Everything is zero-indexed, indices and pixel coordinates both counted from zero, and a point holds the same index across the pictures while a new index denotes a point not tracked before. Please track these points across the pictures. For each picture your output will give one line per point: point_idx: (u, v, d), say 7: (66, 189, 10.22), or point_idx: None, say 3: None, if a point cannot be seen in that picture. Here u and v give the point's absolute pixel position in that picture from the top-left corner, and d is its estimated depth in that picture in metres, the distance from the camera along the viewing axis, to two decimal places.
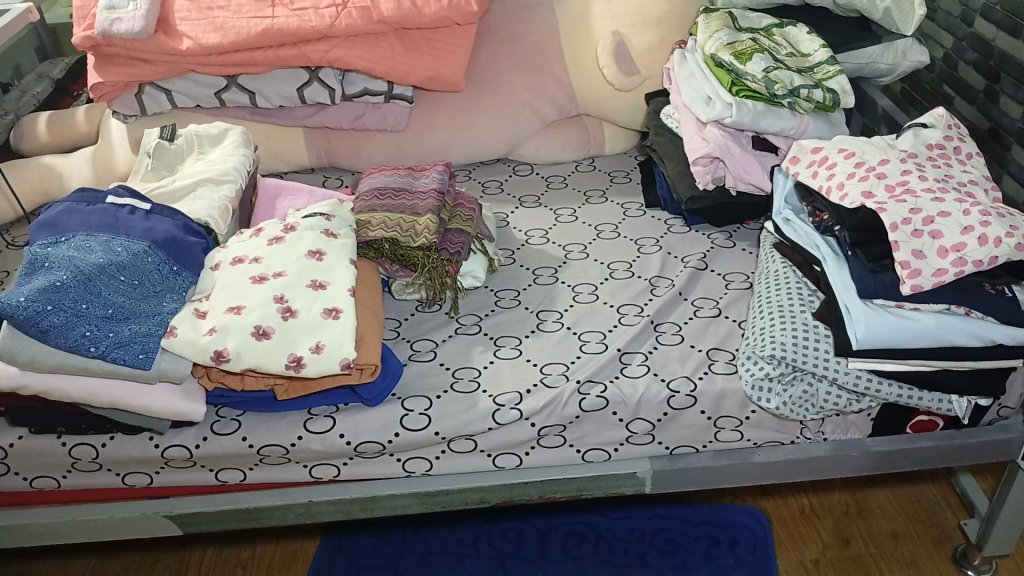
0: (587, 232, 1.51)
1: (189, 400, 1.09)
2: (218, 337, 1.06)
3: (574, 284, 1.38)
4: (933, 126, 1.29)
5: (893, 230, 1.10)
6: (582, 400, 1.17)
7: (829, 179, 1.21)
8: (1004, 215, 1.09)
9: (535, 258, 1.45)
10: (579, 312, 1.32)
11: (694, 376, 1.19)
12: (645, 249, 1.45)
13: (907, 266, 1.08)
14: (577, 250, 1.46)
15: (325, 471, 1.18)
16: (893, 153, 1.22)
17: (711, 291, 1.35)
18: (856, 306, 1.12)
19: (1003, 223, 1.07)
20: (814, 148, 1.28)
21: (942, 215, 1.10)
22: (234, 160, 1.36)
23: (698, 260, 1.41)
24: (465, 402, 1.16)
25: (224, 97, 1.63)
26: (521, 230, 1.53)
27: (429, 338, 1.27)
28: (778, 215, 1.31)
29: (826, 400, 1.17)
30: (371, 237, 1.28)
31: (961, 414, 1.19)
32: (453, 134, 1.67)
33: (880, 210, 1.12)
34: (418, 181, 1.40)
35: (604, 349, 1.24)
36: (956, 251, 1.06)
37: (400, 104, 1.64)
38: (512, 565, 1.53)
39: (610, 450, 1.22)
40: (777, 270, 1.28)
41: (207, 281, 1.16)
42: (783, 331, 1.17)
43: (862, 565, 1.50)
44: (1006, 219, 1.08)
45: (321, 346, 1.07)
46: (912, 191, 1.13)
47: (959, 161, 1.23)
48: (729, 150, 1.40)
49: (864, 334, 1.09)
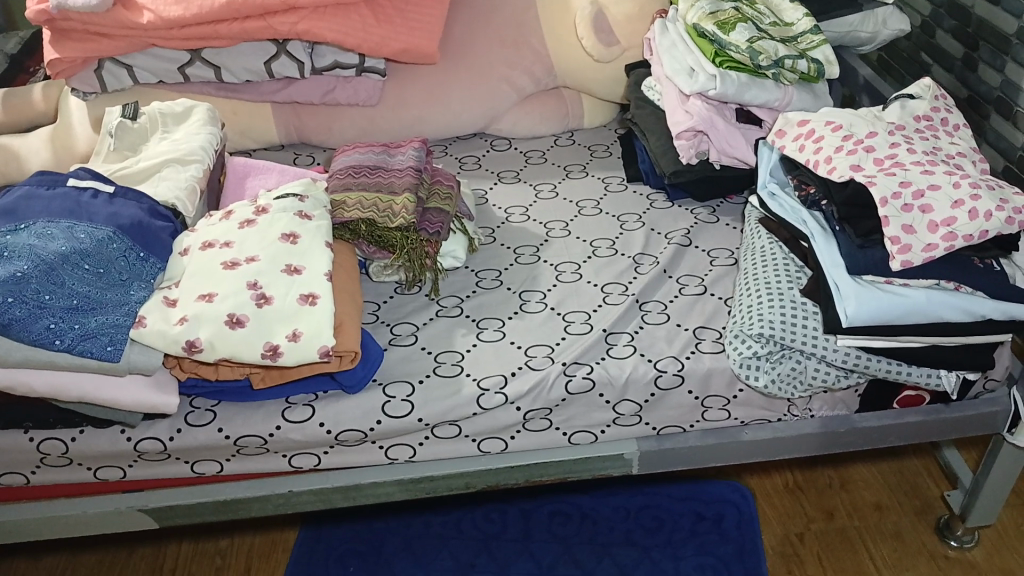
0: (568, 209, 1.48)
1: (161, 391, 1.04)
2: (190, 326, 1.02)
3: (556, 262, 1.35)
4: (921, 95, 1.26)
5: (884, 204, 1.08)
6: (568, 382, 1.14)
7: (816, 153, 1.19)
8: (993, 188, 1.08)
9: (515, 236, 1.42)
10: (561, 291, 1.29)
11: (681, 356, 1.17)
12: (627, 225, 1.43)
13: (896, 241, 1.06)
14: (558, 227, 1.43)
15: (305, 460, 1.14)
16: (881, 125, 1.19)
17: (696, 268, 1.33)
18: (846, 284, 1.10)
19: (994, 197, 1.06)
20: (800, 121, 1.25)
21: (932, 187, 1.08)
22: (200, 139, 1.30)
23: (682, 237, 1.38)
24: (449, 387, 1.13)
25: (188, 72, 1.56)
26: (500, 207, 1.49)
27: (409, 321, 1.24)
28: (763, 188, 1.29)
29: (814, 377, 1.16)
30: (346, 218, 1.23)
31: (952, 393, 1.16)
32: (429, 108, 1.62)
33: (869, 184, 1.10)
34: (394, 158, 1.35)
35: (589, 329, 1.22)
36: (946, 226, 1.06)
37: (372, 77, 1.59)
38: (498, 546, 1.51)
39: (596, 432, 1.20)
40: (764, 246, 1.26)
41: (176, 266, 1.10)
42: (772, 309, 1.15)
43: (847, 538, 1.51)
44: (995, 192, 1.07)
45: (298, 333, 1.03)
46: (901, 165, 1.12)
47: (946, 133, 1.21)
48: (712, 123, 1.36)
49: (854, 311, 1.07)
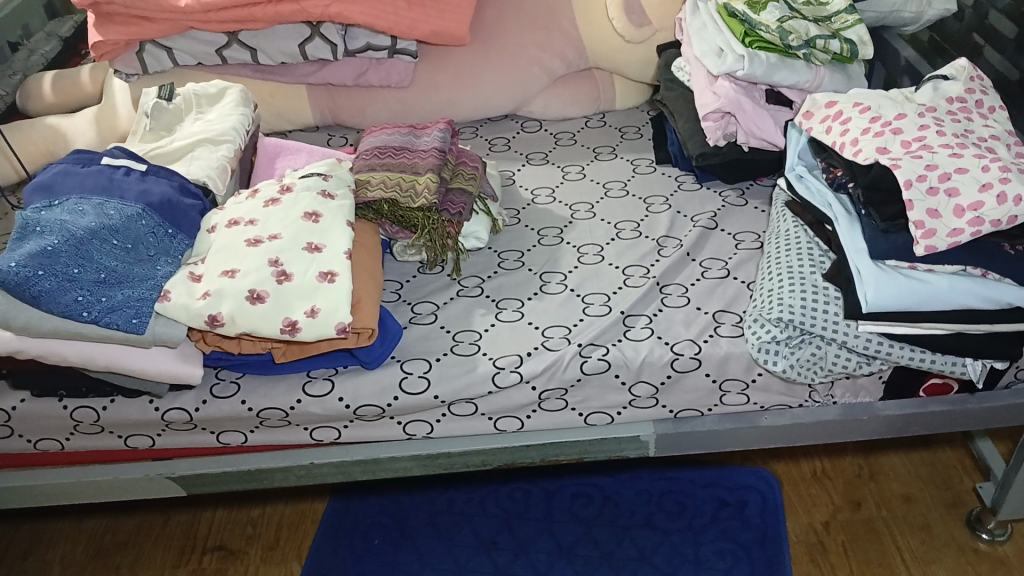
0: (595, 190, 1.48)
1: (186, 363, 1.08)
2: (212, 301, 1.05)
3: (579, 245, 1.35)
4: (956, 76, 1.23)
5: (908, 187, 1.06)
6: (583, 363, 1.15)
7: (843, 135, 1.17)
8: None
9: (540, 218, 1.42)
10: (582, 272, 1.30)
11: (699, 339, 1.17)
12: (653, 208, 1.42)
13: (921, 226, 1.04)
14: (584, 209, 1.43)
15: (325, 434, 1.17)
16: (911, 107, 1.16)
17: (720, 252, 1.32)
18: (867, 268, 1.08)
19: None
20: (828, 102, 1.22)
21: (959, 171, 1.06)
22: (232, 120, 1.34)
23: (708, 220, 1.37)
24: (465, 364, 1.14)
25: (225, 54, 1.59)
26: (527, 188, 1.50)
27: (430, 301, 1.25)
28: (790, 171, 1.29)
29: (834, 362, 1.14)
30: (370, 198, 1.26)
31: (978, 383, 1.12)
32: (460, 90, 1.63)
33: (894, 167, 1.08)
34: (419, 139, 1.37)
35: (608, 311, 1.22)
36: (973, 210, 1.03)
37: (404, 59, 1.60)
38: (520, 525, 1.53)
39: (612, 413, 1.20)
40: (788, 230, 1.25)
41: (204, 243, 1.14)
42: (791, 293, 1.14)
43: (873, 529, 1.49)
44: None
45: (316, 309, 1.05)
46: (929, 148, 1.09)
47: (979, 114, 1.17)
48: (740, 104, 1.34)
49: (875, 296, 1.06)
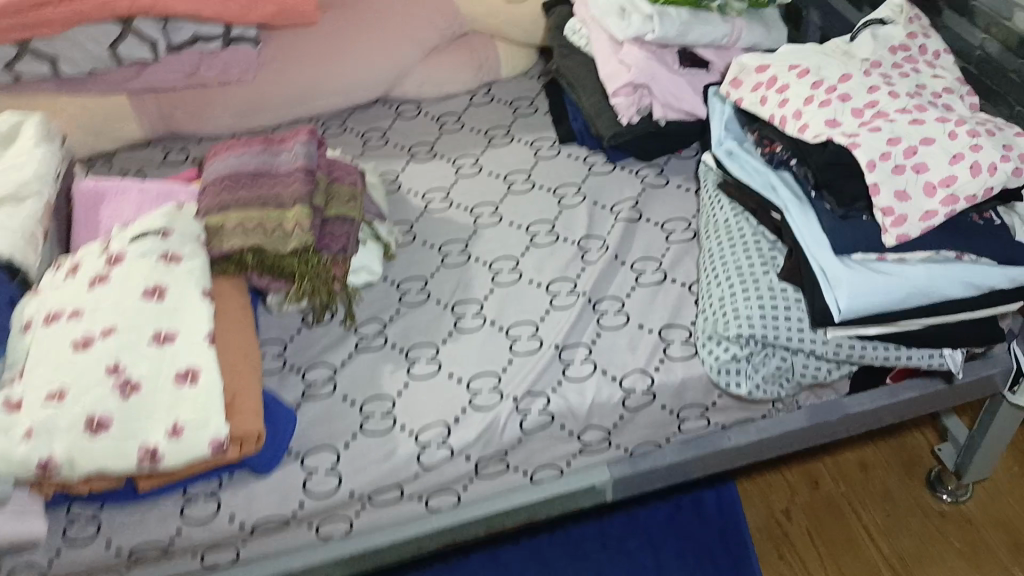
0: (496, 186, 1.28)
1: (25, 519, 0.83)
2: (38, 443, 0.80)
3: (491, 261, 1.17)
4: (893, 21, 1.07)
5: (870, 170, 0.89)
6: (522, 421, 0.98)
7: (782, 107, 0.99)
8: (995, 133, 0.91)
9: (439, 231, 1.22)
10: (500, 297, 1.12)
11: (650, 368, 1.01)
12: (566, 201, 1.24)
13: (889, 213, 0.89)
14: (488, 212, 1.25)
15: (220, 556, 0.95)
16: (855, 65, 1.00)
17: (652, 248, 1.15)
18: (833, 267, 0.93)
19: (999, 146, 0.89)
20: (759, 67, 1.04)
21: (924, 140, 0.90)
22: (34, 165, 1.04)
23: (631, 211, 1.20)
24: (382, 448, 0.95)
25: (17, 68, 1.24)
26: (416, 193, 1.29)
27: (325, 363, 1.05)
28: (718, 146, 1.10)
29: (803, 372, 1.00)
30: (225, 251, 1.01)
31: (955, 373, 1.01)
32: (319, 77, 1.37)
33: (851, 146, 0.91)
34: (278, 158, 1.12)
35: (538, 346, 1.04)
36: (945, 186, 0.88)
37: (243, 48, 1.33)
38: (464, 569, 1.37)
39: (562, 465, 1.04)
40: (727, 219, 1.08)
41: (16, 350, 0.89)
42: (747, 302, 0.98)
43: (835, 507, 1.40)
44: (998, 138, 0.90)
45: (180, 426, 0.82)
46: (885, 116, 0.93)
47: (927, 64, 1.02)
48: (654, 73, 1.14)
49: (848, 302, 0.90)
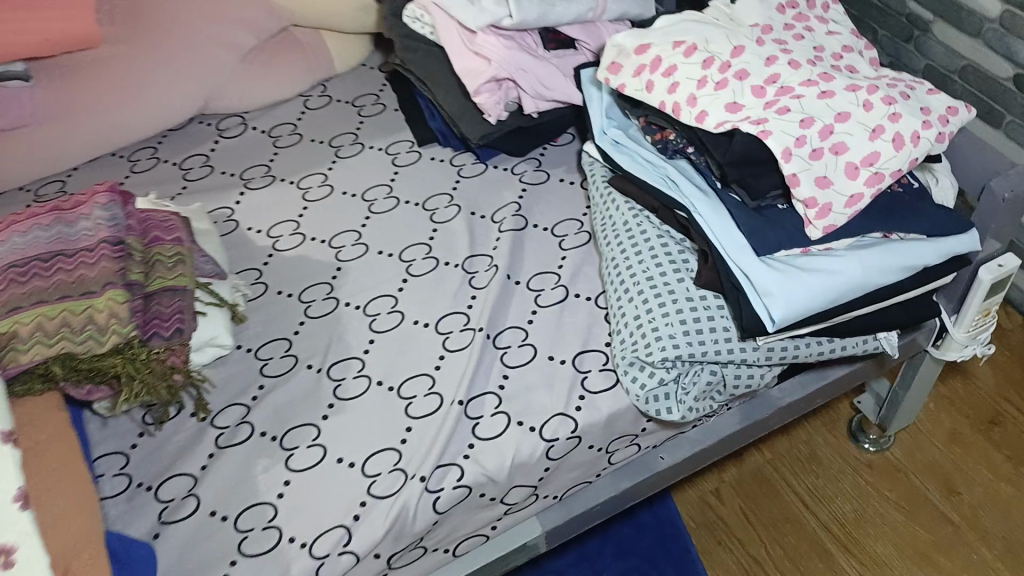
0: (356, 209, 1.10)
1: None
2: None
3: (366, 304, 1.00)
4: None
5: (787, 160, 0.79)
6: (435, 501, 0.83)
7: (673, 93, 0.87)
8: (906, 97, 0.83)
9: (296, 275, 1.04)
10: (382, 348, 0.95)
11: (570, 409, 0.88)
12: (439, 216, 1.08)
13: (812, 204, 0.80)
14: (351, 242, 1.07)
15: None
16: (744, 33, 0.88)
17: (546, 261, 1.02)
18: (758, 271, 0.82)
19: (914, 113, 0.81)
20: (638, 47, 0.90)
21: (839, 116, 0.81)
22: None
23: (514, 219, 1.06)
24: (272, 570, 0.79)
25: None
26: (260, 230, 1.09)
27: (184, 471, 0.86)
28: (602, 137, 0.98)
29: (736, 383, 0.90)
30: (25, 366, 0.80)
31: (891, 353, 0.93)
32: (110, 108, 1.13)
33: (762, 134, 0.80)
34: (76, 229, 0.92)
35: (438, 404, 0.89)
36: (868, 165, 0.79)
37: (13, 86, 1.08)
38: None
39: (488, 531, 0.91)
40: (627, 221, 0.96)
41: None
42: (667, 320, 0.87)
43: (765, 480, 1.35)
44: (910, 103, 0.82)
45: None
46: (790, 91, 0.83)
47: (818, 19, 0.93)
48: (517, 63, 0.98)
49: (782, 310, 0.80)
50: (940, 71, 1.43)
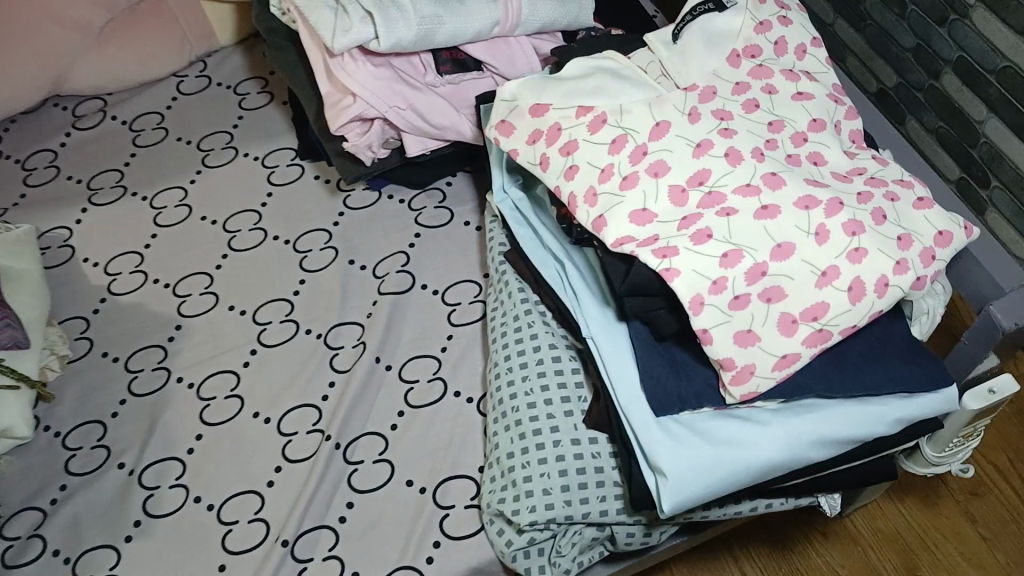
0: (214, 243, 0.90)
1: None
2: None
3: (202, 383, 0.81)
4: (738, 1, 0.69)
5: (696, 312, 0.58)
6: None
7: (571, 181, 0.64)
8: (881, 218, 0.60)
9: (127, 334, 0.85)
10: (210, 448, 0.77)
11: (420, 561, 0.69)
12: (310, 262, 0.88)
13: (728, 365, 0.59)
14: (200, 289, 0.87)
15: None
16: (676, 99, 0.65)
17: (425, 340, 0.81)
18: (652, 436, 0.62)
19: (885, 248, 0.58)
20: (535, 105, 0.67)
21: (780, 248, 0.58)
22: None
23: (399, 278, 0.85)
24: None
25: None
26: (99, 265, 0.90)
27: None
28: (499, 194, 0.76)
29: (630, 542, 0.71)
30: None
31: (828, 511, 0.76)
32: None
33: (668, 271, 0.58)
34: None
35: (262, 536, 0.72)
36: (810, 320, 0.58)
37: None
38: None
39: None
40: (518, 312, 0.75)
41: None
42: (542, 470, 0.67)
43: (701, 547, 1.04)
44: (884, 230, 0.59)
45: None
46: (720, 203, 0.60)
47: (787, 72, 0.67)
48: (392, 97, 0.75)
49: (675, 497, 0.60)
50: (973, 67, 1.11)
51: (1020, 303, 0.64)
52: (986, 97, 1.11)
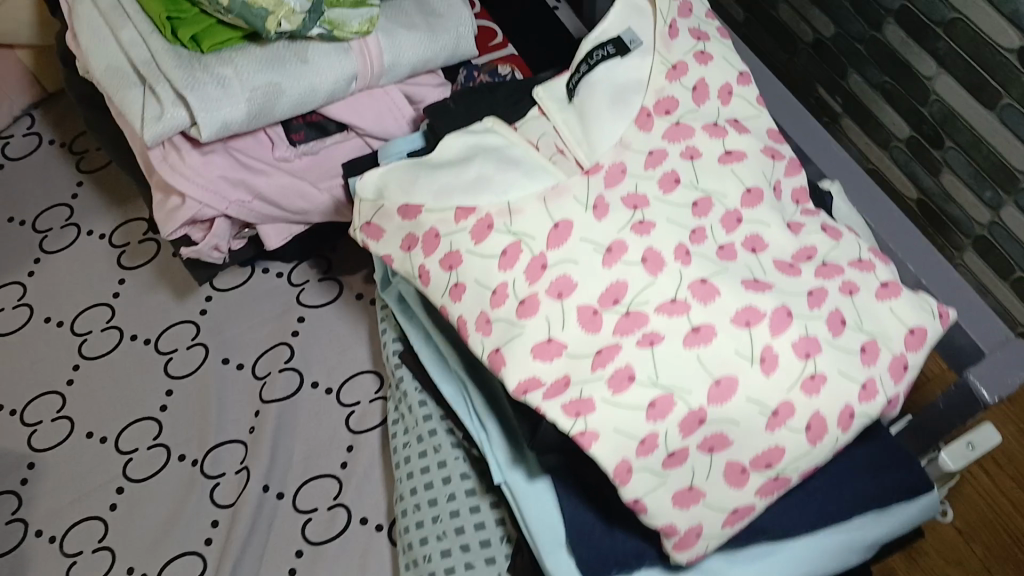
0: (65, 355, 0.78)
1: None
2: None
3: (62, 534, 0.70)
4: (642, 42, 0.56)
5: (623, 480, 0.46)
6: None
7: (459, 303, 0.51)
8: (838, 325, 0.48)
9: None
10: None
11: None
12: (178, 368, 0.76)
13: (670, 531, 0.48)
14: (50, 413, 0.76)
15: None
16: (578, 188, 0.51)
17: (322, 454, 0.71)
18: None
19: (848, 369, 0.48)
20: (404, 205, 0.53)
21: (719, 386, 0.46)
22: None
23: (287, 377, 0.74)
24: None
25: None
26: None
27: None
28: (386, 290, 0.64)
29: None
30: None
31: None
32: None
33: (586, 434, 0.46)
34: None
35: None
36: (763, 467, 0.48)
37: None
38: None
39: None
40: (421, 431, 0.63)
41: None
42: None
43: None
44: (845, 343, 0.48)
45: None
46: (645, 329, 0.47)
47: (712, 125, 0.54)
48: (232, 190, 0.61)
49: None
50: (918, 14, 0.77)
51: (1004, 368, 0.55)
52: (934, 50, 0.77)
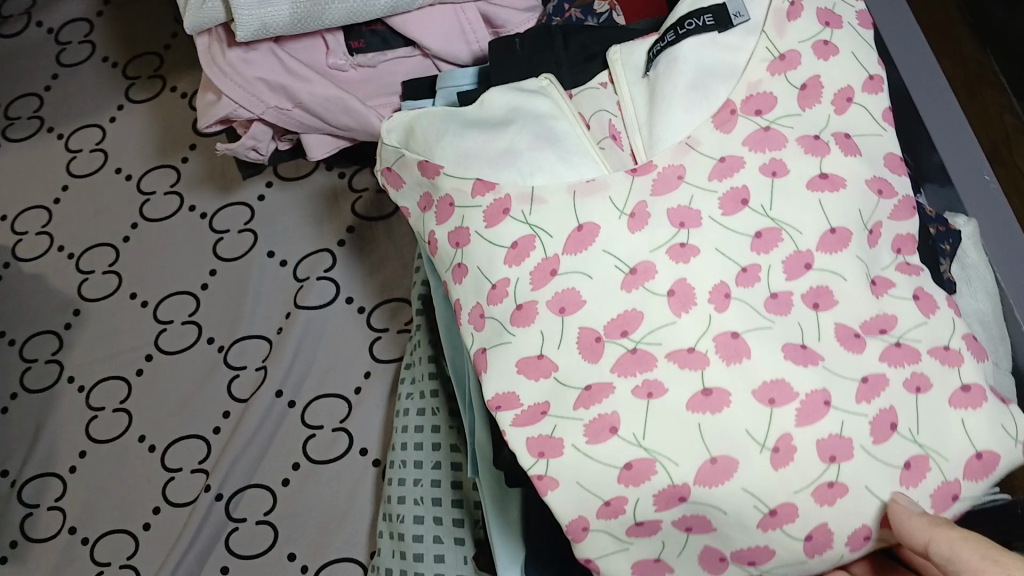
0: (126, 212, 0.80)
1: None
2: None
3: (90, 388, 0.74)
4: (751, 17, 0.45)
5: (577, 535, 0.41)
6: None
7: (460, 284, 0.45)
8: (885, 430, 0.39)
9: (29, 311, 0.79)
10: (89, 472, 0.71)
11: None
12: (225, 250, 0.76)
13: None
14: (103, 267, 0.79)
15: None
16: (617, 187, 0.43)
17: (336, 376, 0.70)
18: None
19: (877, 485, 0.39)
20: (428, 161, 0.46)
21: (713, 467, 0.39)
22: None
23: (323, 288, 0.72)
24: None
25: None
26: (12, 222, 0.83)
27: None
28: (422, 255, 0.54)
29: None
30: None
31: None
32: None
33: (546, 478, 0.40)
34: None
35: None
36: (744, 563, 0.41)
37: None
38: None
39: None
40: (428, 389, 0.59)
41: None
42: None
43: None
44: (885, 453, 0.39)
45: None
46: (645, 374, 0.40)
47: (815, 138, 0.43)
48: (271, 94, 0.57)
49: None
50: None
51: None
52: None
